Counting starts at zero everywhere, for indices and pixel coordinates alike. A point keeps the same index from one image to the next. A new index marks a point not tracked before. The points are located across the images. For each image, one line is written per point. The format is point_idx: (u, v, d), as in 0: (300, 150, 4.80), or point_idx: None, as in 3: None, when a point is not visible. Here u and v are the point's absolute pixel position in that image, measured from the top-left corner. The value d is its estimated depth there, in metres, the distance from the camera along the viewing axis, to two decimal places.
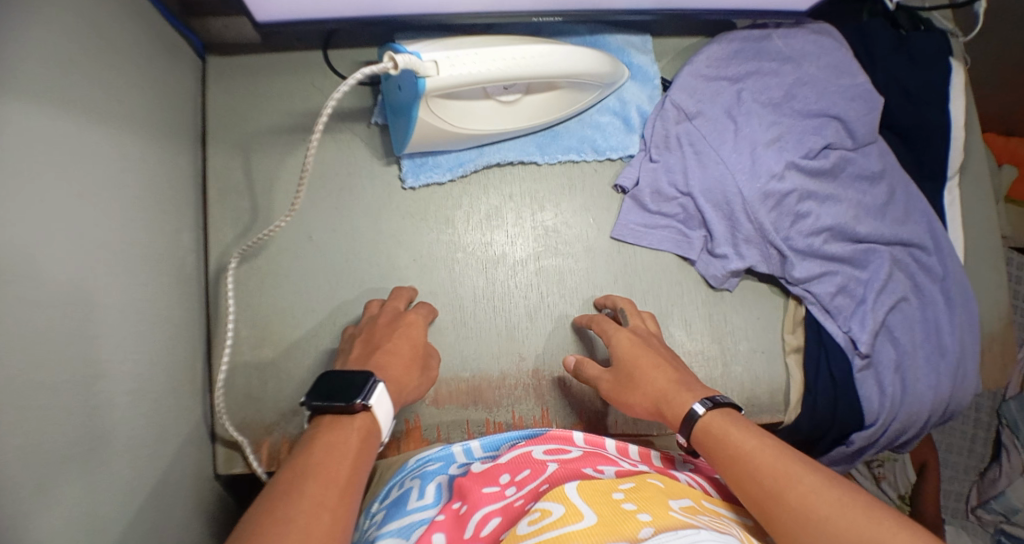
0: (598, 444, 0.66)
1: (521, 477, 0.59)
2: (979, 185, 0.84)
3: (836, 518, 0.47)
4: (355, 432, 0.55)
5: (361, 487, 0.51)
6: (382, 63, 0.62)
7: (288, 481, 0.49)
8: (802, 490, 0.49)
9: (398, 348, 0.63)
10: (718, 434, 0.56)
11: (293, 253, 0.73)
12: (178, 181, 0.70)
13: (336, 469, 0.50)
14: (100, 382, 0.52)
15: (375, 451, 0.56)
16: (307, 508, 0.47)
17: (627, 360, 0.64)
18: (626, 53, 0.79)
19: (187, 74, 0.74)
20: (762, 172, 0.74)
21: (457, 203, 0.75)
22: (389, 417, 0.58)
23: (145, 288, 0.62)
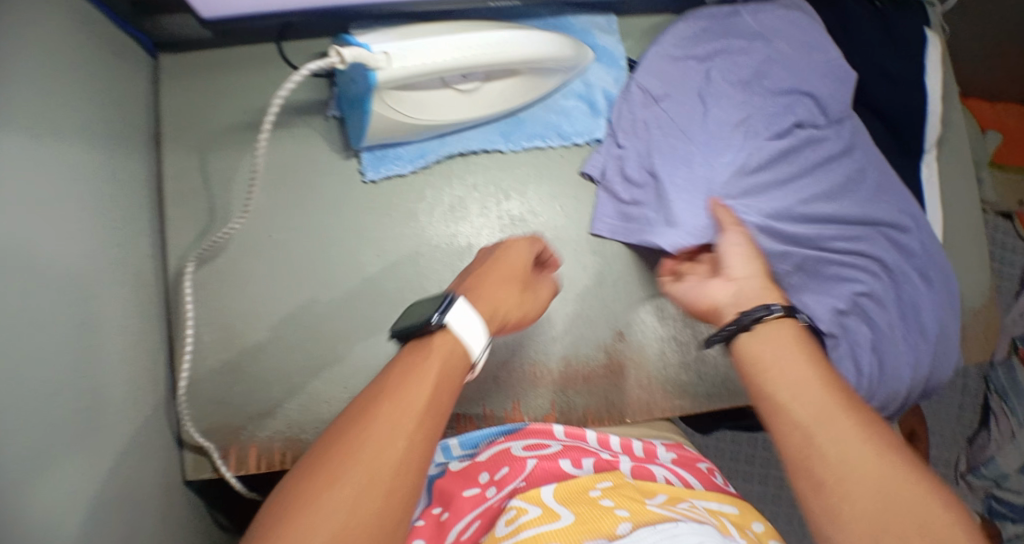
0: (578, 436, 0.64)
1: (501, 476, 0.59)
2: (958, 157, 0.83)
3: (856, 463, 0.51)
4: (441, 357, 0.55)
5: (439, 412, 0.52)
6: (329, 57, 0.60)
7: (368, 401, 0.51)
8: (843, 431, 0.53)
9: (511, 267, 0.62)
10: (772, 354, 0.58)
11: (254, 254, 0.71)
12: (132, 183, 0.68)
13: (412, 391, 0.51)
14: (58, 397, 0.50)
15: (462, 373, 0.55)
16: (377, 431, 0.49)
17: (748, 241, 0.65)
18: (590, 35, 0.77)
19: (138, 73, 0.71)
20: (726, 152, 0.72)
21: (420, 196, 0.73)
22: (482, 336, 0.57)
23: (104, 297, 0.59)
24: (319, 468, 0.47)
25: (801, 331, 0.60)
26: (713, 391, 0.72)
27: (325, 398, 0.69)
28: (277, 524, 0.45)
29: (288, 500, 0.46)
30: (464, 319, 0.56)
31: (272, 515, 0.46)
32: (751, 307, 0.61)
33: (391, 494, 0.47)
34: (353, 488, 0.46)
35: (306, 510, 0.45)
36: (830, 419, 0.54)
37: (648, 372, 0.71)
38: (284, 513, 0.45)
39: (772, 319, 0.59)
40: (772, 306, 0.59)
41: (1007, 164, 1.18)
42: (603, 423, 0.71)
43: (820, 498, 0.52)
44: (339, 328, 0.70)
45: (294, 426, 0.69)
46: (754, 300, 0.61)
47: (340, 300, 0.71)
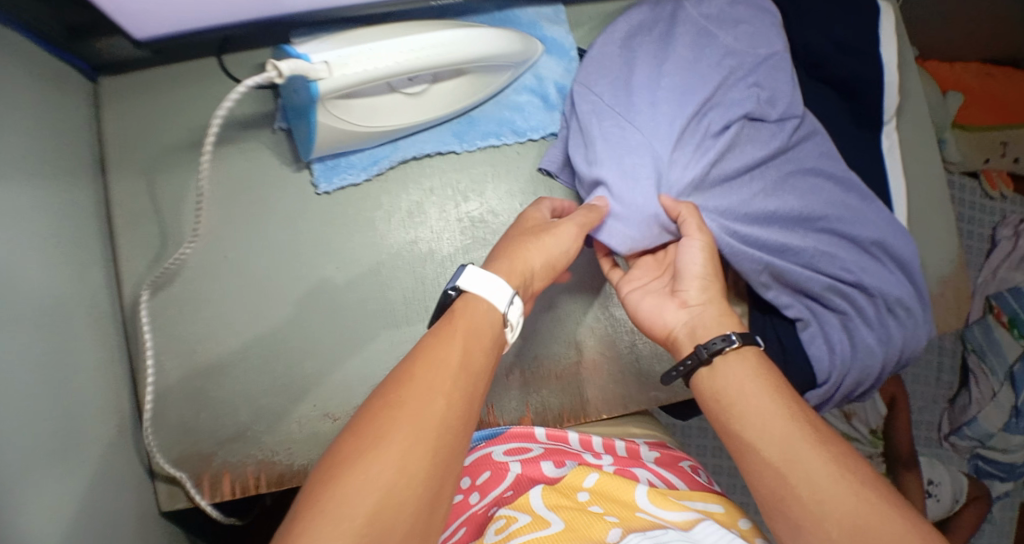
0: (560, 437, 0.64)
1: (484, 481, 0.59)
2: (916, 124, 0.83)
3: (830, 504, 0.52)
4: (472, 320, 0.55)
5: (475, 373, 0.52)
6: (266, 71, 0.57)
7: (405, 365, 0.51)
8: (809, 465, 0.53)
9: (522, 227, 0.64)
10: (735, 389, 0.58)
11: (211, 276, 0.69)
12: (81, 212, 0.66)
13: (447, 353, 0.51)
14: (21, 441, 0.49)
15: (493, 334, 0.55)
16: (419, 392, 0.48)
17: (707, 255, 0.65)
18: (539, 27, 0.76)
19: (77, 98, 0.69)
20: (680, 145, 0.71)
21: (376, 203, 0.71)
22: (504, 287, 0.57)
23: (60, 332, 0.58)
24: (362, 429, 0.46)
25: (759, 358, 0.60)
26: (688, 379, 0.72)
27: (295, 417, 0.68)
28: (326, 484, 0.43)
29: (334, 461, 0.45)
30: (476, 282, 0.57)
31: (319, 475, 0.44)
32: (707, 337, 0.61)
33: (438, 451, 0.46)
34: (403, 446, 0.45)
35: (355, 468, 0.44)
36: (798, 458, 0.54)
37: (620, 366, 0.71)
38: (333, 473, 0.44)
39: (729, 350, 0.60)
40: (731, 336, 0.60)
41: (968, 123, 1.18)
42: (578, 421, 0.71)
43: (798, 537, 0.53)
44: (304, 346, 0.69)
45: (266, 448, 0.68)
46: (712, 327, 0.62)
47: (303, 316, 0.69)
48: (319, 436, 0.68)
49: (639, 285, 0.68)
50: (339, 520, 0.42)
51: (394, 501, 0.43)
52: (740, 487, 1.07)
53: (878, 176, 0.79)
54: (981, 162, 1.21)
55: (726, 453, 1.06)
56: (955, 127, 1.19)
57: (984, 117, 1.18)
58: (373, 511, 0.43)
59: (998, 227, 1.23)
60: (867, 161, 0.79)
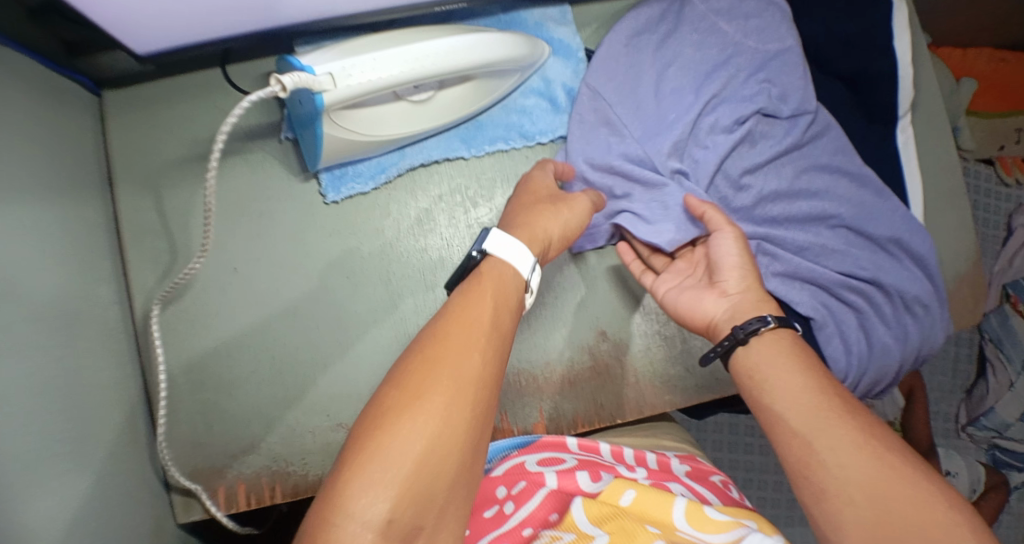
0: (593, 450, 0.64)
1: (519, 491, 0.58)
2: (931, 118, 0.81)
3: (854, 470, 0.51)
4: (496, 284, 0.57)
5: (503, 332, 0.54)
6: (268, 86, 0.57)
7: (438, 325, 0.53)
8: (836, 434, 0.52)
9: (534, 195, 0.64)
10: (767, 362, 0.58)
11: (220, 289, 0.69)
12: (89, 229, 0.65)
13: (476, 314, 0.54)
14: (37, 465, 0.49)
15: (516, 297, 0.57)
16: (454, 350, 0.51)
17: (742, 247, 0.63)
18: (545, 29, 0.75)
19: (81, 113, 0.68)
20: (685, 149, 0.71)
21: (385, 212, 0.71)
22: (526, 258, 0.58)
23: (72, 353, 0.58)
24: (404, 384, 0.49)
25: (795, 340, 0.59)
26: (703, 383, 0.71)
27: (309, 429, 0.68)
28: (376, 431, 0.47)
29: (379, 412, 0.48)
30: (500, 246, 0.58)
31: (366, 426, 0.47)
32: (745, 318, 0.60)
33: (475, 403, 0.49)
34: (444, 398, 0.48)
35: (401, 418, 0.47)
36: (826, 429, 0.53)
37: (634, 369, 0.71)
38: (380, 423, 0.47)
39: (766, 331, 0.59)
40: (767, 318, 0.59)
41: (984, 111, 1.16)
42: (594, 425, 0.70)
43: (823, 506, 0.52)
44: (315, 357, 0.69)
45: (280, 460, 0.68)
46: (752, 309, 0.61)
47: (315, 327, 0.69)
48: (332, 447, 0.68)
49: (676, 285, 0.66)
50: (391, 465, 0.45)
51: (439, 449, 0.47)
52: (756, 481, 1.06)
53: (893, 171, 0.78)
54: (996, 150, 1.19)
55: (741, 448, 1.06)
56: (969, 115, 1.18)
57: (994, 103, 1.16)
58: (420, 455, 0.46)
59: (1013, 215, 1.21)
60: (880, 156, 0.78)
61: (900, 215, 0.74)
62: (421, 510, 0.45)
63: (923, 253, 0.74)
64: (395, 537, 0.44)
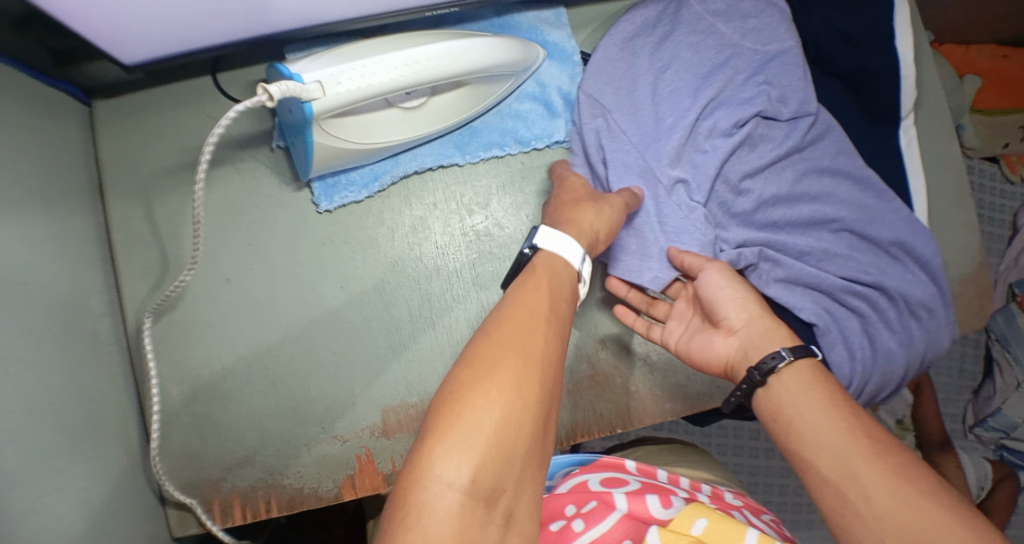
0: (649, 473, 0.63)
1: (588, 509, 0.54)
2: (934, 117, 0.80)
3: (888, 516, 0.49)
4: (550, 271, 0.56)
5: (561, 316, 0.53)
6: (256, 95, 0.55)
7: (502, 309, 0.52)
8: (869, 480, 0.50)
9: (573, 193, 0.64)
10: (790, 402, 0.56)
11: (213, 300, 0.68)
12: (81, 241, 0.65)
13: (537, 299, 0.52)
14: (31, 477, 0.48)
15: (571, 285, 0.57)
16: (519, 331, 0.49)
17: (730, 277, 0.62)
18: (539, 31, 0.73)
19: (71, 124, 0.68)
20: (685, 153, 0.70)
21: (379, 220, 0.70)
22: (576, 250, 0.57)
23: (64, 366, 0.57)
24: (473, 359, 0.48)
25: (816, 371, 0.57)
26: (704, 390, 0.70)
27: (304, 441, 0.67)
28: (453, 402, 0.45)
29: (455, 385, 0.46)
30: (550, 240, 0.57)
31: (442, 397, 0.46)
32: (760, 355, 0.59)
33: (545, 379, 0.48)
34: (517, 372, 0.46)
35: (478, 389, 0.45)
36: (853, 473, 0.51)
37: (634, 377, 0.70)
38: (457, 394, 0.45)
39: (782, 366, 0.57)
40: (781, 352, 0.57)
41: (988, 108, 1.15)
42: (593, 435, 0.69)
43: None
44: (310, 369, 0.68)
45: (275, 472, 0.67)
46: (763, 342, 0.59)
47: (310, 337, 0.68)
48: (327, 459, 0.67)
49: (684, 332, 0.65)
50: (470, 432, 0.44)
51: (514, 420, 0.45)
52: (763, 484, 1.05)
53: (896, 173, 0.77)
54: (1000, 147, 1.18)
55: (746, 452, 1.05)
56: (974, 111, 1.16)
57: (1001, 101, 1.15)
58: (500, 423, 0.44)
59: (1019, 213, 1.20)
60: (883, 158, 0.77)
61: (903, 217, 0.73)
62: (503, 475, 0.44)
63: (928, 260, 0.73)
64: (480, 498, 0.42)
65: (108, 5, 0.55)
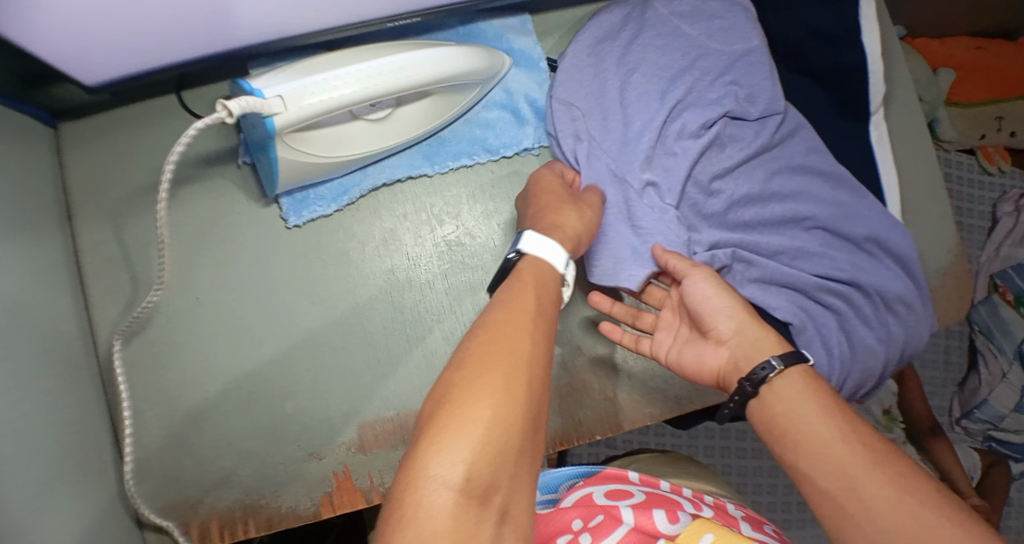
0: (652, 483, 0.61)
1: (595, 523, 0.51)
2: (904, 112, 0.80)
3: (894, 526, 0.48)
4: (539, 277, 0.56)
5: (549, 317, 0.52)
6: (216, 111, 0.55)
7: (491, 310, 0.51)
8: (870, 492, 0.49)
9: (547, 192, 0.64)
10: (787, 411, 0.55)
11: (185, 319, 0.67)
12: (49, 264, 0.63)
13: (525, 300, 0.52)
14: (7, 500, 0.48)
15: (556, 288, 0.56)
16: (510, 329, 0.49)
17: (718, 286, 0.62)
18: (505, 39, 0.73)
19: (36, 145, 0.67)
20: (654, 156, 0.70)
21: (350, 234, 0.69)
22: (559, 253, 0.58)
23: (36, 389, 0.56)
24: (464, 359, 0.47)
25: (807, 379, 0.57)
26: (683, 394, 0.70)
27: (281, 458, 0.66)
28: (445, 401, 0.44)
29: (448, 385, 0.45)
30: (535, 246, 0.58)
31: (435, 398, 0.45)
32: (751, 367, 0.58)
33: (537, 376, 0.47)
34: (510, 368, 0.45)
35: (472, 386, 0.44)
36: (858, 483, 0.50)
37: (613, 383, 0.70)
38: (451, 392, 0.44)
39: (772, 376, 0.57)
40: (772, 362, 0.57)
41: (963, 101, 1.16)
42: (574, 443, 0.68)
43: None
44: (285, 385, 0.67)
45: (252, 492, 0.65)
46: (755, 351, 0.59)
47: (284, 354, 0.67)
48: (306, 477, 0.66)
49: (674, 341, 0.65)
50: (464, 428, 0.42)
51: (507, 416, 0.43)
52: (754, 485, 1.04)
53: (870, 168, 0.77)
54: (977, 139, 1.19)
55: (735, 453, 1.04)
56: (949, 105, 1.17)
57: (975, 93, 1.16)
58: (494, 419, 0.43)
59: (998, 204, 1.20)
60: (857, 153, 0.77)
61: (875, 213, 0.73)
62: (499, 470, 0.42)
63: (902, 255, 0.73)
64: (475, 495, 0.40)
65: (69, 26, 0.55)
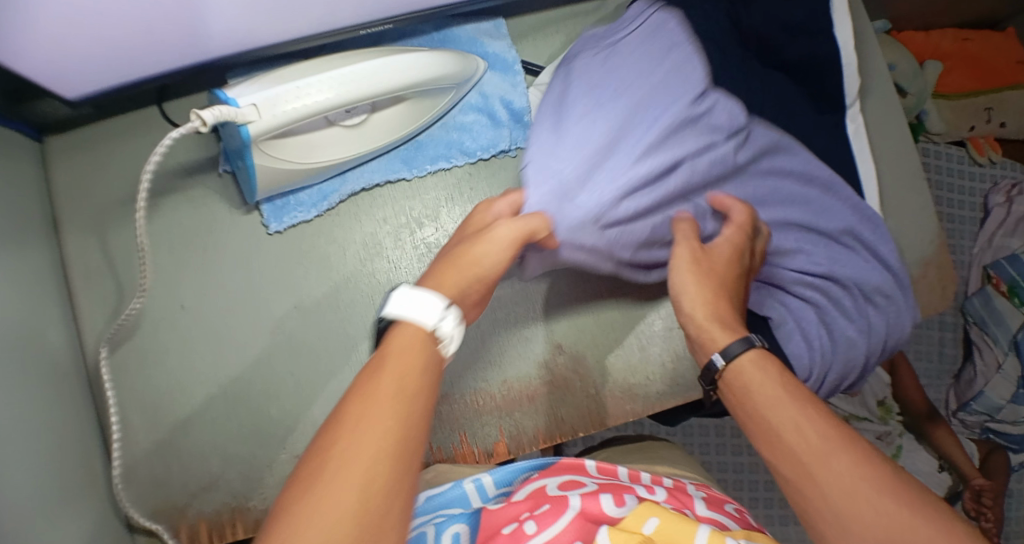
0: (610, 472, 0.60)
1: (540, 512, 0.51)
2: (880, 104, 0.81)
3: (855, 510, 0.47)
4: (402, 350, 0.50)
5: (409, 396, 0.47)
6: (190, 122, 0.56)
7: (338, 405, 0.46)
8: (830, 477, 0.48)
9: (460, 239, 0.62)
10: (746, 397, 0.55)
11: (169, 326, 0.68)
12: (36, 274, 0.65)
13: (377, 385, 0.46)
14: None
15: (428, 358, 0.51)
16: (348, 430, 0.43)
17: (677, 275, 0.63)
18: (479, 43, 0.75)
19: (23, 159, 0.68)
20: (625, 183, 0.66)
21: (330, 238, 0.70)
22: (433, 311, 0.53)
23: (27, 397, 0.57)
24: (295, 479, 0.42)
25: (761, 364, 0.56)
26: (665, 389, 0.71)
27: (268, 461, 0.67)
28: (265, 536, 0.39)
29: (271, 516, 0.40)
30: (405, 306, 0.53)
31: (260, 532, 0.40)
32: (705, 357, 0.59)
33: (373, 480, 0.41)
34: (334, 483, 0.40)
35: (293, 514, 0.39)
36: (820, 462, 0.49)
37: (593, 381, 0.70)
38: (273, 525, 0.39)
39: (723, 368, 0.57)
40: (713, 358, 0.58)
41: (950, 92, 1.16)
42: (556, 441, 0.70)
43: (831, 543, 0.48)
44: (268, 389, 0.68)
45: (240, 495, 0.66)
46: (710, 339, 0.59)
47: (267, 358, 0.68)
48: None
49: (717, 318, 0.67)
50: None
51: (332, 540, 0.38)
52: (747, 481, 1.05)
53: (847, 161, 0.77)
54: (967, 130, 1.19)
55: (728, 449, 1.05)
56: (938, 96, 1.17)
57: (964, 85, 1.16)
58: None
59: (989, 195, 1.19)
60: (836, 145, 0.77)
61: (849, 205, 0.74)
62: None
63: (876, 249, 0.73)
64: None
65: (48, 41, 0.56)
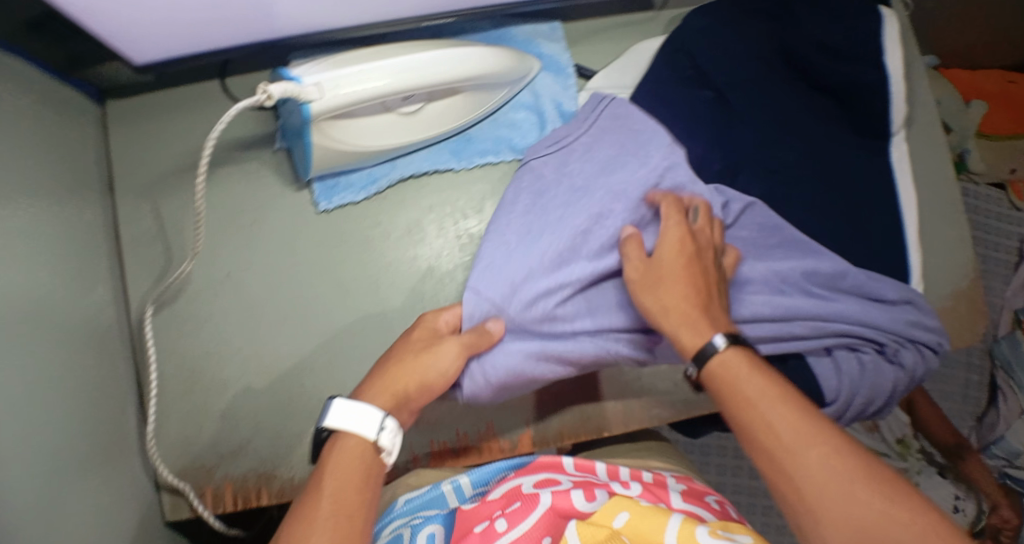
0: (588, 470, 0.62)
1: (512, 509, 0.52)
2: (924, 135, 0.81)
3: (834, 502, 0.46)
4: (343, 466, 0.54)
5: (347, 512, 0.52)
6: (256, 95, 0.58)
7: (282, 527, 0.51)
8: (806, 470, 0.48)
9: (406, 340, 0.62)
10: (723, 394, 0.54)
11: (212, 292, 0.70)
12: (90, 230, 0.67)
13: (316, 507, 0.52)
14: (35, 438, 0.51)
15: (368, 469, 0.55)
16: None
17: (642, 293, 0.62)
18: (534, 44, 0.77)
19: (86, 121, 0.71)
20: (553, 296, 0.65)
21: (375, 221, 0.72)
22: (370, 420, 0.55)
23: (69, 344, 0.59)
24: None
25: (738, 362, 0.55)
26: (692, 397, 0.71)
27: (295, 432, 0.68)
28: None
29: None
30: (344, 417, 0.56)
31: None
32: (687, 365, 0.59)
33: None
34: None
35: None
36: (795, 454, 0.49)
37: (621, 384, 0.71)
38: None
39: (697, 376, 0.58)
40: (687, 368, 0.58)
41: (994, 132, 1.15)
42: (580, 439, 0.70)
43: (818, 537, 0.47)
44: (303, 361, 0.69)
45: (266, 462, 0.67)
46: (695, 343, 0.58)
47: (302, 331, 0.70)
48: None
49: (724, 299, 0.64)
50: None
51: None
52: (761, 506, 1.04)
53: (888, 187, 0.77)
54: (1007, 172, 1.17)
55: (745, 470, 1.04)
56: (982, 136, 1.16)
57: (1007, 126, 1.15)
58: None
59: None
60: (878, 171, 0.77)
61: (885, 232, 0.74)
62: None
63: (892, 295, 0.72)
64: None
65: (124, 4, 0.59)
